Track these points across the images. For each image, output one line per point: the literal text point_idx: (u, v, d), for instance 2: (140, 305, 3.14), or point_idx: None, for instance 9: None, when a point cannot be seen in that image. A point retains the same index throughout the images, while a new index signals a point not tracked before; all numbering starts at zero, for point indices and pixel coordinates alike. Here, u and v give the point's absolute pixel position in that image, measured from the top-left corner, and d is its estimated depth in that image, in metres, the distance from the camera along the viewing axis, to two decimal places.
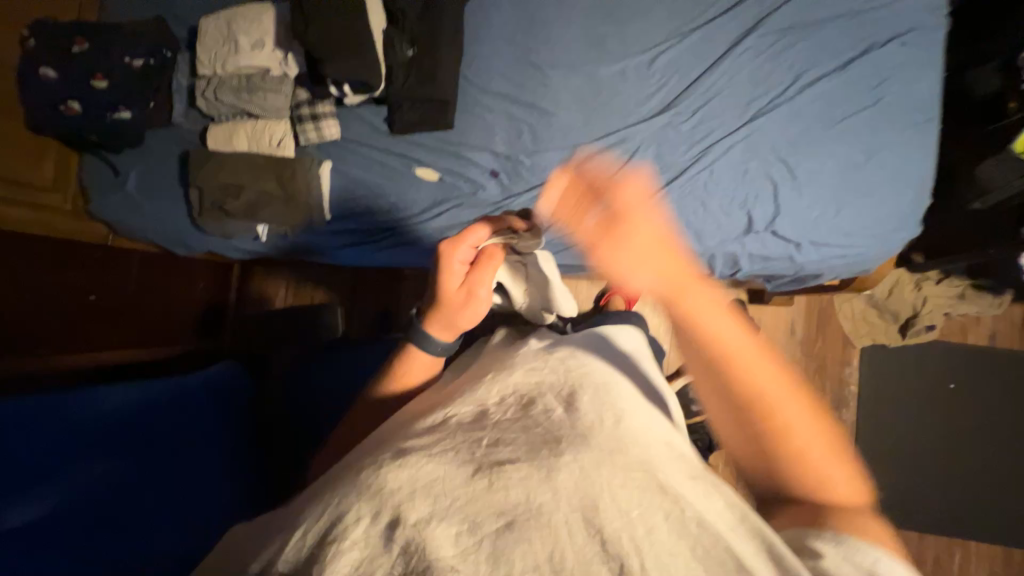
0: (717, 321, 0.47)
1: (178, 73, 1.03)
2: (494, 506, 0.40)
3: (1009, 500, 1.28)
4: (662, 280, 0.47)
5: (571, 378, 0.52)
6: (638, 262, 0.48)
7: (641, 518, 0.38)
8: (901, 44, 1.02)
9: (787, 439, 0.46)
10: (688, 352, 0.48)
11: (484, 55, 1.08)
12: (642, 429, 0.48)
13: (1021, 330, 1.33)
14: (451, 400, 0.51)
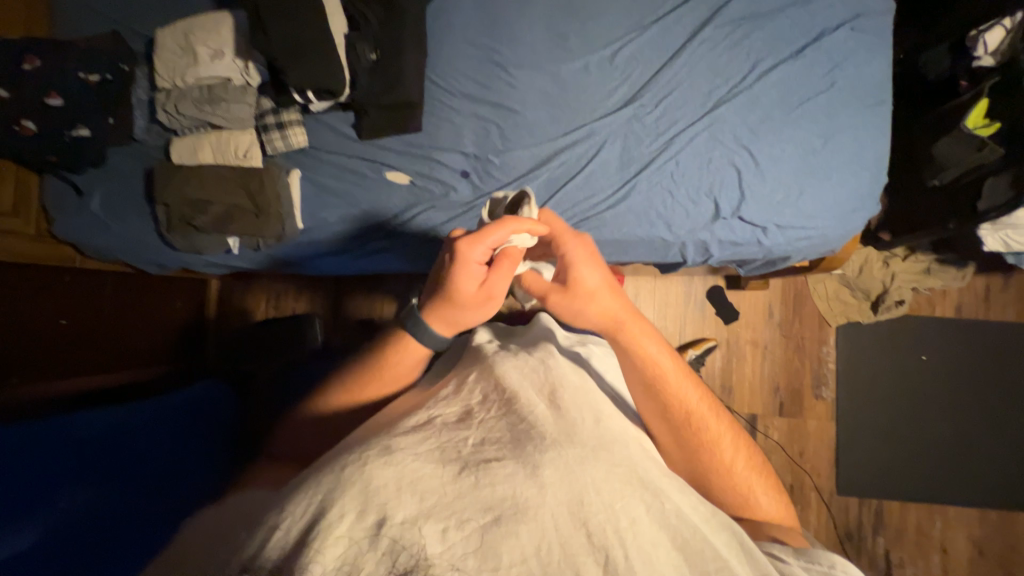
0: (651, 354, 0.58)
1: (138, 87, 1.12)
2: (481, 503, 0.40)
3: (969, 456, 1.47)
4: (609, 315, 0.58)
5: (551, 377, 0.53)
6: (589, 302, 0.58)
7: (624, 509, 0.41)
8: (851, 30, 0.97)
9: (714, 450, 0.57)
10: (632, 377, 0.58)
11: (448, 56, 1.04)
12: (620, 431, 0.51)
13: (982, 299, 1.51)
14: (433, 401, 0.51)
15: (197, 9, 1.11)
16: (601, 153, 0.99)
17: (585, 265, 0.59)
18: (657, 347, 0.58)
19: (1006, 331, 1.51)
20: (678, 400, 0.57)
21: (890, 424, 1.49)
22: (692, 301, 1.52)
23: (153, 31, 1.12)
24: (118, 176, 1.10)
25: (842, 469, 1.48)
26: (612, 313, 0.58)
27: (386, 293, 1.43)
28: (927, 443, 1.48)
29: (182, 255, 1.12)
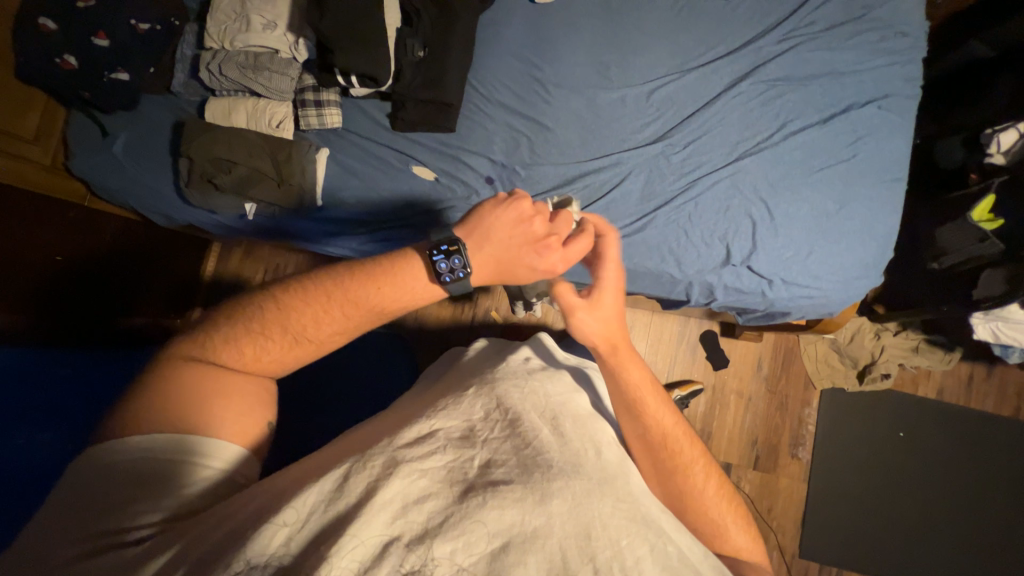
0: (636, 380, 0.60)
1: (184, 44, 1.10)
2: (489, 529, 0.40)
3: (934, 541, 1.48)
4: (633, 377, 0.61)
5: (552, 403, 0.54)
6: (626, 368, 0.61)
7: (629, 548, 0.42)
8: (877, 107, 1.02)
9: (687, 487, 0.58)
10: (639, 435, 0.59)
11: (492, 66, 1.07)
12: (617, 465, 0.51)
13: (964, 387, 1.54)
14: (435, 409, 0.50)
15: None
16: (624, 183, 1.02)
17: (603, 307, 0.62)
18: (640, 372, 0.61)
19: (984, 422, 1.53)
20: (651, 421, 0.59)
21: (861, 496, 1.50)
22: (685, 342, 1.54)
23: None
24: (148, 124, 1.11)
25: (808, 533, 1.48)
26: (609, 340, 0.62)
27: None
28: (895, 520, 1.49)
29: (196, 213, 1.12)
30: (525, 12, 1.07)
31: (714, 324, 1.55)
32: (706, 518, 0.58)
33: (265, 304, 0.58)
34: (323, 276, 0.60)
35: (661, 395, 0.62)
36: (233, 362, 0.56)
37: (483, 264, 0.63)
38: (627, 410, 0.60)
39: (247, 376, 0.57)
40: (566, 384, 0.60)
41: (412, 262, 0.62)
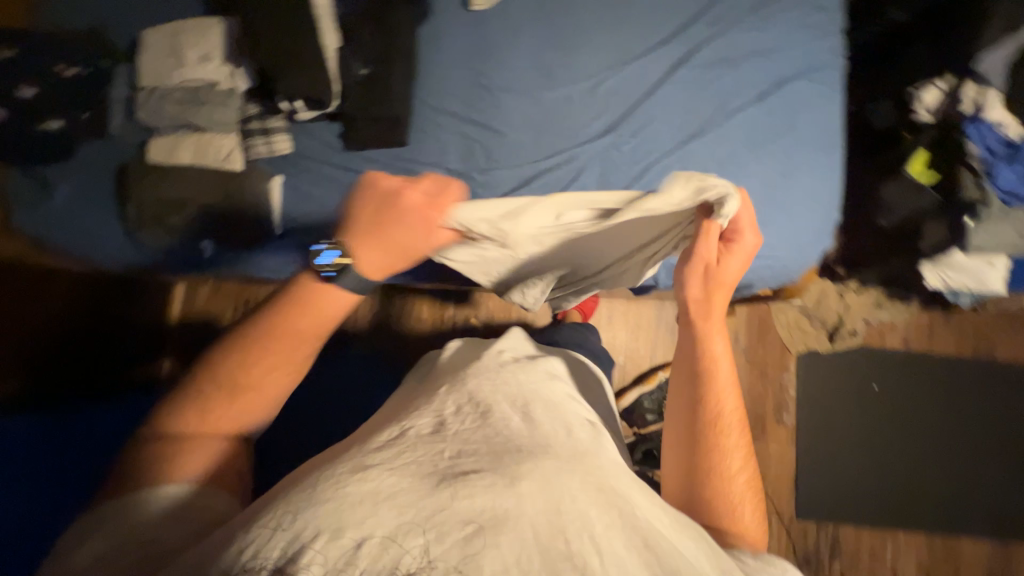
0: (720, 352, 0.66)
1: (116, 85, 1.07)
2: (460, 515, 0.38)
3: (917, 483, 1.55)
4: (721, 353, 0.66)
5: (523, 392, 0.54)
6: (716, 341, 0.67)
7: (599, 517, 0.41)
8: (808, 80, 1.07)
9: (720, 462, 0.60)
10: (700, 397, 0.64)
11: (437, 76, 1.07)
12: (589, 442, 0.51)
13: (926, 333, 1.61)
14: (408, 414, 0.51)
15: (186, 11, 1.11)
16: (580, 178, 1.04)
17: (725, 281, 0.70)
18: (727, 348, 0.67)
19: (949, 364, 1.61)
20: (719, 389, 0.64)
21: (846, 451, 1.56)
22: (663, 325, 1.57)
23: (136, 29, 1.11)
24: (86, 170, 1.06)
25: (802, 493, 1.53)
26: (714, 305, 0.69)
27: (362, 305, 1.41)
28: (880, 469, 1.56)
29: (150, 256, 1.09)
30: (463, 21, 1.08)
31: None
32: (720, 490, 0.58)
33: (199, 371, 0.59)
34: (271, 310, 0.61)
35: (734, 381, 0.66)
36: (182, 428, 0.56)
37: (369, 238, 0.61)
38: (698, 374, 0.65)
39: (201, 437, 0.56)
40: (548, 376, 0.62)
41: (306, 285, 0.62)
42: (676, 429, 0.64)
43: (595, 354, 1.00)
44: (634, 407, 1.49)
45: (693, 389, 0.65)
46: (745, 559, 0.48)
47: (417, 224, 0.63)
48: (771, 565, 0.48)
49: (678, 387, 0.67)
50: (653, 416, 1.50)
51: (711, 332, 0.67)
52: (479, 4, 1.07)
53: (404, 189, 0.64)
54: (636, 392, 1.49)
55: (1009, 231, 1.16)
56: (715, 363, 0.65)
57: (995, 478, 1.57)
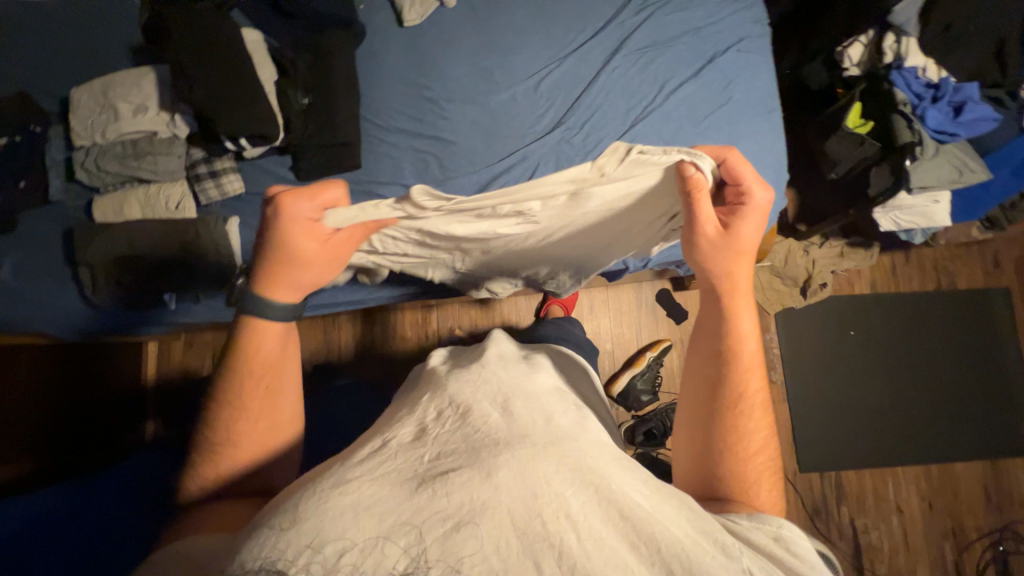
0: (743, 334, 0.62)
1: (51, 148, 1.04)
2: (439, 514, 0.40)
3: (905, 418, 1.62)
4: (747, 331, 0.62)
5: (503, 388, 0.54)
6: (743, 318, 0.62)
7: (574, 496, 0.41)
8: (738, 51, 1.11)
9: (740, 442, 0.59)
10: (726, 377, 0.61)
11: (380, 95, 1.08)
12: (572, 425, 0.50)
13: (891, 274, 1.68)
14: (390, 426, 0.52)
15: (116, 65, 1.09)
16: (536, 175, 1.06)
17: (743, 253, 0.62)
18: (752, 328, 0.62)
19: (917, 300, 1.68)
20: (741, 375, 0.61)
21: (836, 400, 1.61)
22: (643, 307, 1.60)
23: (65, 89, 1.08)
24: (32, 240, 1.03)
25: (801, 447, 1.57)
26: (735, 281, 0.62)
27: (343, 333, 1.39)
28: (869, 411, 1.61)
29: (115, 317, 1.06)
30: (398, 38, 1.09)
31: (664, 282, 1.61)
32: (740, 476, 0.57)
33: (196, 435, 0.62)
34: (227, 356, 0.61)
35: (760, 363, 0.62)
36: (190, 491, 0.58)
37: (288, 281, 0.60)
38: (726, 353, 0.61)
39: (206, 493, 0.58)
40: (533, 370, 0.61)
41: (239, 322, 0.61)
42: (699, 408, 0.62)
43: (579, 344, 1.01)
44: (628, 391, 1.51)
45: (710, 375, 0.62)
46: (738, 522, 0.48)
47: (313, 258, 0.60)
48: (773, 532, 0.47)
49: (695, 374, 0.64)
50: (649, 397, 1.52)
51: (731, 312, 0.62)
52: (412, 20, 1.08)
53: (279, 226, 0.57)
54: (628, 376, 1.51)
55: (944, 166, 1.22)
56: (735, 348, 0.61)
57: (972, 400, 1.65)
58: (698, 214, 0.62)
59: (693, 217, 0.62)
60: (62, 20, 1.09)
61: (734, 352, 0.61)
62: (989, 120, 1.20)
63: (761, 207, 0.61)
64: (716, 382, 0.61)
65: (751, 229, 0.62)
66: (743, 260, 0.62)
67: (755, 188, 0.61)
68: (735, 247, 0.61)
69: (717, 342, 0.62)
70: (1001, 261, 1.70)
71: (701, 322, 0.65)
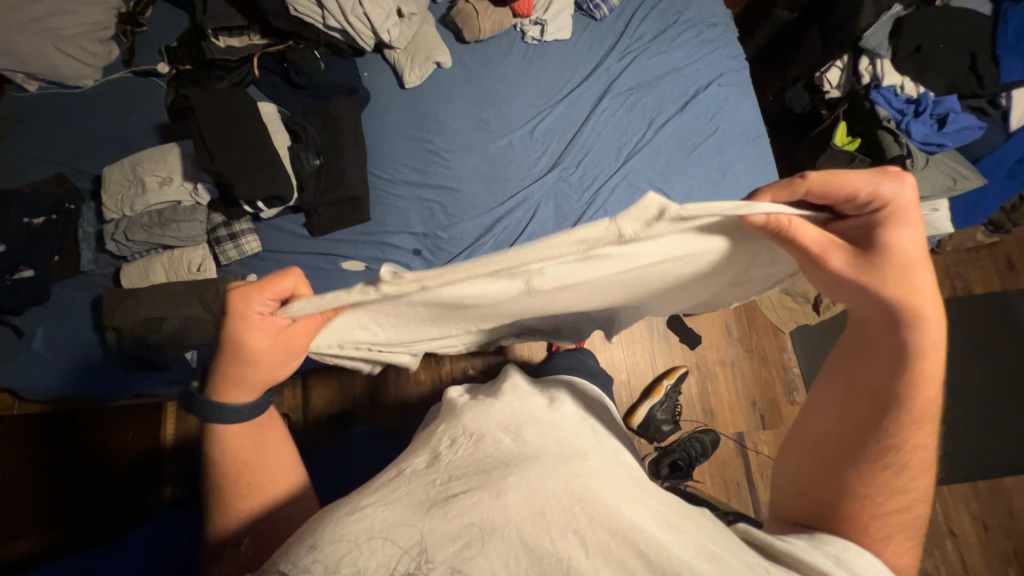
0: (924, 374, 0.47)
1: (84, 222, 1.13)
2: (450, 532, 0.40)
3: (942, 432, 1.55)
4: (927, 369, 0.46)
5: (516, 416, 0.55)
6: (924, 350, 0.46)
7: (584, 511, 0.42)
8: (719, 85, 1.17)
9: (875, 489, 0.47)
10: (878, 415, 0.48)
11: (386, 150, 1.15)
12: (580, 446, 0.50)
13: None
14: (406, 458, 0.54)
15: (144, 142, 1.19)
16: (537, 214, 1.10)
17: (907, 270, 0.46)
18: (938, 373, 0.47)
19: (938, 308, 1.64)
20: (905, 425, 0.47)
21: None
22: (656, 333, 1.60)
23: (98, 167, 1.18)
24: (63, 310, 1.08)
25: None
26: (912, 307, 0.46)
27: (357, 381, 1.40)
28: None
29: (141, 378, 1.09)
30: (400, 98, 1.18)
31: None
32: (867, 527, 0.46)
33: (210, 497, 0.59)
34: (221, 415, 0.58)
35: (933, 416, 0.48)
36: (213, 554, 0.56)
37: (243, 383, 0.53)
38: (886, 389, 0.48)
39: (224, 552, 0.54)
40: (552, 402, 0.61)
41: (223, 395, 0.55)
42: (829, 438, 0.51)
43: (593, 373, 1.01)
44: (649, 421, 1.48)
45: (858, 410, 0.49)
46: (789, 539, 0.43)
47: (260, 360, 0.51)
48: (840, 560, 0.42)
49: (836, 404, 0.51)
50: (670, 426, 1.49)
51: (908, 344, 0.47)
52: (412, 81, 1.16)
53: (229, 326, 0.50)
54: (648, 406, 1.48)
55: (938, 175, 1.24)
56: (911, 388, 0.47)
57: (1010, 408, 1.58)
58: (811, 248, 0.47)
59: (806, 253, 0.48)
60: (96, 108, 1.20)
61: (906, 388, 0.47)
62: (974, 128, 1.24)
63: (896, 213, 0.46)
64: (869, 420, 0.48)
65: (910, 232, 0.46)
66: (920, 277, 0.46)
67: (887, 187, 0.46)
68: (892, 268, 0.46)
69: (882, 375, 0.48)
70: (1014, 262, 1.68)
71: (849, 341, 0.52)
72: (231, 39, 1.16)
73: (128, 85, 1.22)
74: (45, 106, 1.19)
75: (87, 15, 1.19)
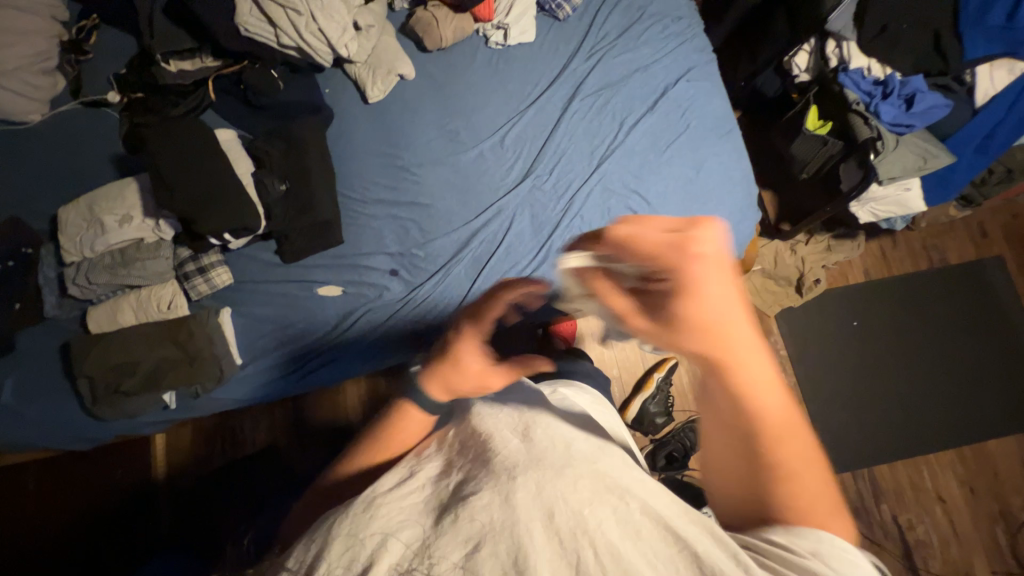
0: (752, 385, 0.41)
1: (45, 266, 1.08)
2: (460, 536, 0.41)
3: (927, 402, 1.59)
4: (757, 381, 0.40)
5: (523, 416, 0.52)
6: (752, 360, 0.40)
7: (592, 514, 0.40)
8: (688, 81, 1.16)
9: (788, 484, 0.41)
10: (737, 428, 0.42)
11: (355, 169, 1.12)
12: (591, 446, 0.48)
13: (884, 260, 1.66)
14: (421, 458, 0.54)
15: (100, 177, 1.14)
16: (514, 225, 1.08)
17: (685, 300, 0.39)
18: (767, 370, 0.41)
19: (917, 280, 1.67)
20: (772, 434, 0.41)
21: (853, 393, 1.58)
22: None
23: (52, 206, 1.12)
24: (30, 361, 1.04)
25: (829, 448, 1.53)
26: (728, 355, 0.40)
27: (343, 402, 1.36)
28: (890, 399, 1.58)
29: (114, 425, 1.04)
30: (365, 114, 1.14)
31: None
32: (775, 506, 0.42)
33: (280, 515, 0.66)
34: None
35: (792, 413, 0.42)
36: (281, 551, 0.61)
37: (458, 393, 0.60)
38: (727, 406, 0.42)
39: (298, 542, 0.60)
40: (563, 408, 0.58)
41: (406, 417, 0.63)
42: (709, 451, 0.46)
43: (591, 375, 0.96)
44: (643, 416, 1.48)
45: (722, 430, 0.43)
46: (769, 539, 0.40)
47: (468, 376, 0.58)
48: (815, 548, 0.38)
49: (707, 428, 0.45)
50: (663, 418, 1.50)
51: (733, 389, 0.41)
52: (376, 95, 1.13)
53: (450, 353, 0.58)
54: (640, 401, 1.48)
55: (908, 155, 1.25)
56: (749, 405, 0.41)
57: (990, 374, 1.63)
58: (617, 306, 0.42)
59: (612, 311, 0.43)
60: (45, 144, 1.15)
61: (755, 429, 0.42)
62: (942, 106, 1.25)
63: (717, 274, 0.38)
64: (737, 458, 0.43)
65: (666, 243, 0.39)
66: (710, 291, 0.38)
67: (704, 243, 0.38)
68: (700, 333, 0.38)
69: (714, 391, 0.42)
70: (987, 231, 1.71)
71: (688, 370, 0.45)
72: (182, 63, 1.11)
73: (77, 116, 1.17)
74: None
75: (27, 46, 1.12)
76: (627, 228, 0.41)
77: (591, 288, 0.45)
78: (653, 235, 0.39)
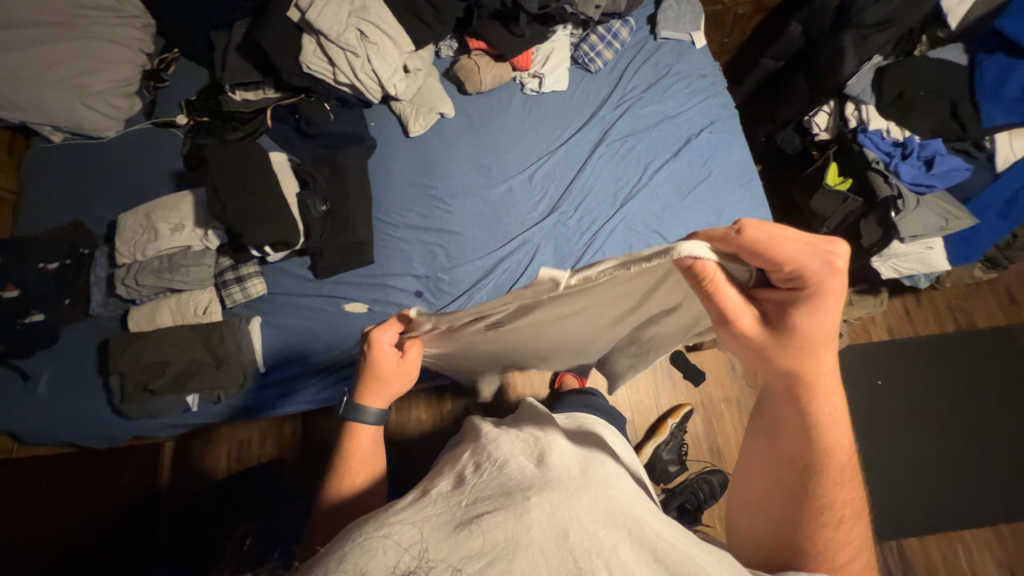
0: (830, 415, 0.52)
1: (96, 267, 1.16)
2: (472, 551, 0.39)
3: (958, 473, 1.50)
4: (833, 410, 0.52)
5: (539, 443, 0.54)
6: (834, 394, 0.52)
7: (607, 537, 0.41)
8: (710, 132, 1.23)
9: (822, 521, 0.51)
10: (806, 451, 0.53)
11: (392, 197, 1.19)
12: (604, 477, 0.49)
13: (907, 319, 1.64)
14: (431, 480, 0.54)
15: (158, 189, 1.24)
16: (536, 257, 1.13)
17: (800, 313, 0.49)
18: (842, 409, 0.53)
19: (943, 342, 1.62)
20: (830, 474, 0.52)
21: (879, 457, 1.51)
22: (660, 370, 1.58)
23: (112, 214, 1.22)
24: (68, 355, 1.09)
25: None
26: (815, 376, 0.52)
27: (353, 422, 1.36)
28: (918, 467, 1.50)
29: (135, 424, 1.06)
30: (404, 146, 1.23)
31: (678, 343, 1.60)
32: (808, 546, 0.51)
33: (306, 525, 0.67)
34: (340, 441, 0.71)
35: (849, 463, 0.54)
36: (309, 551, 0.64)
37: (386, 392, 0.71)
38: (804, 429, 0.53)
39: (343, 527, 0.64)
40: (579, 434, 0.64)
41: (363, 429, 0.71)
42: (766, 475, 0.57)
43: (607, 412, 0.98)
44: (656, 462, 1.44)
45: (790, 454, 0.54)
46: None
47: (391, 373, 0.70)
48: None
49: (769, 458, 0.57)
50: (676, 466, 1.46)
51: (815, 412, 0.52)
52: (417, 130, 1.22)
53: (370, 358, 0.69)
54: (653, 446, 1.44)
55: (930, 215, 1.26)
56: (820, 434, 0.52)
57: None
58: (727, 305, 0.50)
59: (720, 308, 0.51)
60: (115, 157, 1.26)
61: (823, 450, 0.52)
62: (963, 169, 1.26)
63: (838, 291, 0.48)
64: (793, 474, 0.54)
65: (803, 255, 0.47)
66: (828, 307, 0.49)
67: (842, 259, 0.47)
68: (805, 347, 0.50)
69: (793, 417, 0.54)
70: (1016, 296, 1.68)
71: (773, 398, 0.56)
72: (246, 93, 1.22)
73: (146, 135, 1.29)
74: (68, 157, 1.25)
75: (113, 74, 1.24)
76: (767, 237, 0.46)
77: (699, 285, 0.50)
78: (793, 248, 0.47)
